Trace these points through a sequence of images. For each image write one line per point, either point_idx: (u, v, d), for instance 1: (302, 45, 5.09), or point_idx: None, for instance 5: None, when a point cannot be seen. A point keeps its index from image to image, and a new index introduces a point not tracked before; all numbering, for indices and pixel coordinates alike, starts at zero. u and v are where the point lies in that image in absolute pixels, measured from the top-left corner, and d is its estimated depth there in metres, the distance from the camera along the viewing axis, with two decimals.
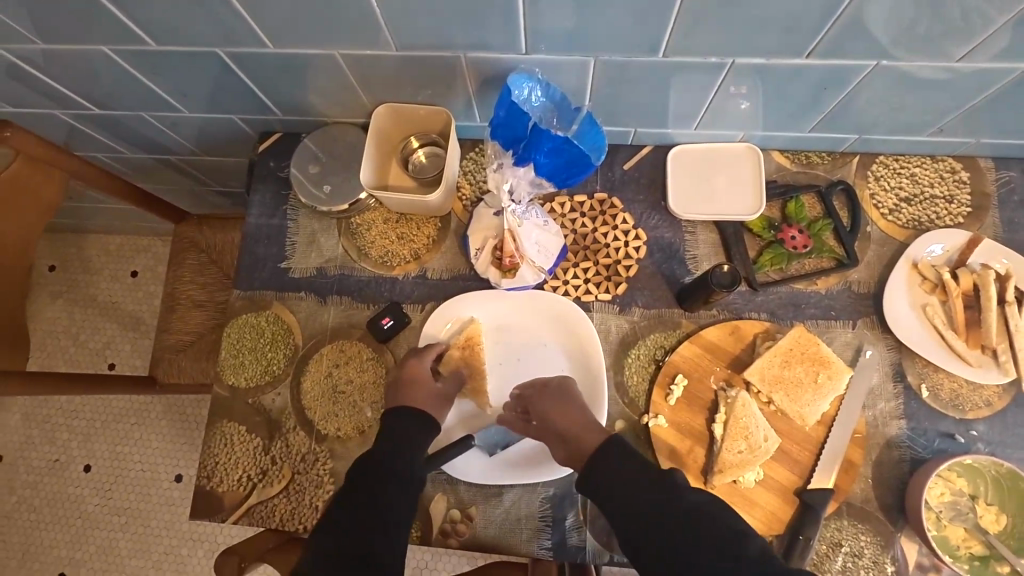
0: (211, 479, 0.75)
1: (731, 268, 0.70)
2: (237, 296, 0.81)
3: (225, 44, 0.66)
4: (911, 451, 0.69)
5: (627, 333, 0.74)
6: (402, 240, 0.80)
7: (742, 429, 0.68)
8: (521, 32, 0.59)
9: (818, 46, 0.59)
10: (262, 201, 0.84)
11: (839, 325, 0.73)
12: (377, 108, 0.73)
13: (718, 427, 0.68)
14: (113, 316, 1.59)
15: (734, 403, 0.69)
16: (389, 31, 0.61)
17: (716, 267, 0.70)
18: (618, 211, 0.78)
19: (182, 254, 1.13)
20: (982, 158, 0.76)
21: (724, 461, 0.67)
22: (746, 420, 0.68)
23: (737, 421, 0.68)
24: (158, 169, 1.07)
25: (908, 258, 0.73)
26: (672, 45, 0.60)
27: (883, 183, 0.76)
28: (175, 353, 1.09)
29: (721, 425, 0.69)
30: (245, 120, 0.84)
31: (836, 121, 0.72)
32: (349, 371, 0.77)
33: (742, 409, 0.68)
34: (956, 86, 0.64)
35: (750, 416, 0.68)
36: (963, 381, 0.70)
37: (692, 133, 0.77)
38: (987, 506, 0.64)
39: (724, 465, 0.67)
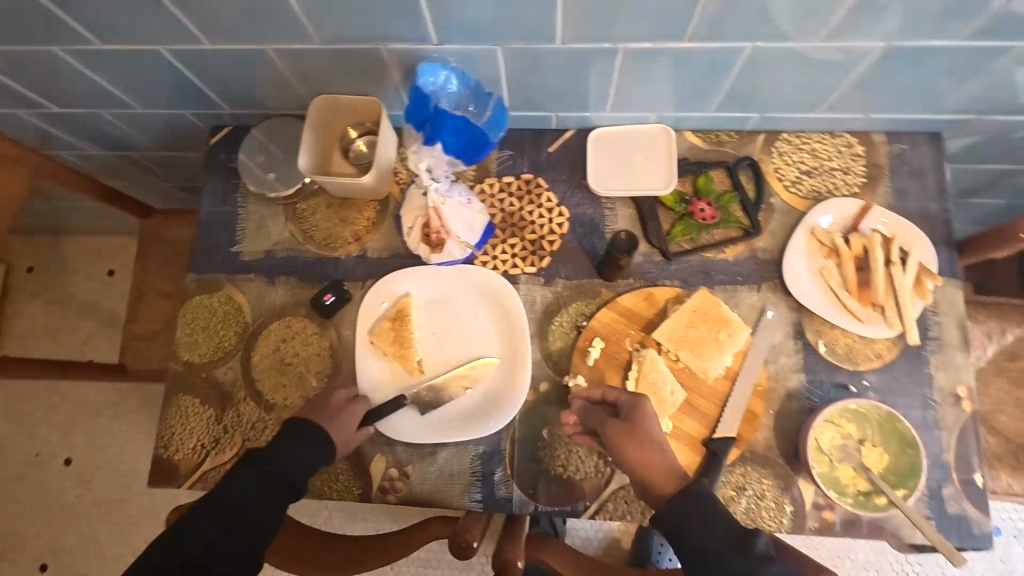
0: (167, 449, 0.80)
1: (629, 235, 0.76)
2: (191, 279, 0.86)
3: (166, 42, 0.72)
4: (810, 401, 0.75)
5: (551, 302, 0.80)
6: (344, 223, 0.86)
7: (650, 383, 0.74)
8: (429, 26, 0.65)
9: (697, 32, 0.65)
10: (213, 190, 0.89)
11: (745, 288, 0.79)
12: (314, 99, 0.78)
13: (630, 384, 0.75)
14: (91, 314, 1.64)
15: (643, 361, 0.75)
16: (309, 25, 0.67)
17: (620, 237, 0.76)
18: (543, 190, 0.84)
19: (148, 248, 1.19)
20: (875, 133, 0.82)
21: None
22: (655, 375, 0.74)
23: (646, 378, 0.74)
24: (122, 166, 1.12)
25: (806, 225, 0.79)
26: (566, 33, 0.65)
27: (786, 158, 0.83)
28: (144, 341, 1.15)
29: (632, 381, 0.75)
30: (196, 114, 0.89)
31: (735, 101, 0.78)
32: (295, 345, 0.82)
33: (651, 366, 0.74)
34: (834, 66, 0.70)
35: (657, 372, 0.74)
36: (857, 337, 0.76)
37: (608, 116, 0.83)
38: (873, 447, 0.70)
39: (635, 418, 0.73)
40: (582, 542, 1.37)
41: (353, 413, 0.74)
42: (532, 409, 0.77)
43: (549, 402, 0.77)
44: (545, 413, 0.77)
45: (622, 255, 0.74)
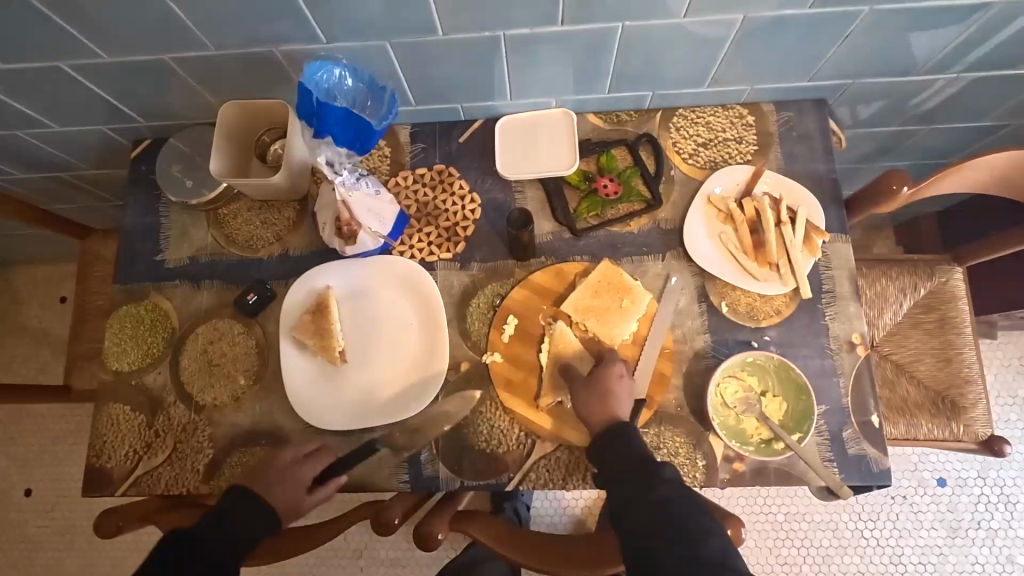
0: (100, 457, 0.81)
1: (523, 210, 0.78)
2: (117, 290, 0.88)
3: (67, 58, 0.74)
4: (716, 359, 0.78)
5: (467, 285, 0.83)
6: (265, 224, 0.88)
7: (562, 355, 0.78)
8: (314, 24, 0.68)
9: (566, 14, 0.69)
10: (136, 202, 0.91)
11: (651, 258, 0.82)
12: (223, 106, 0.81)
13: (544, 356, 0.78)
14: (45, 342, 1.63)
15: (555, 334, 0.78)
16: (201, 32, 0.70)
17: (517, 211, 0.78)
18: (455, 179, 0.87)
19: (89, 268, 1.20)
20: (764, 103, 0.87)
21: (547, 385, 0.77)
22: (565, 346, 0.78)
23: (558, 349, 0.78)
24: (55, 189, 1.13)
25: (703, 194, 0.83)
26: (445, 24, 0.69)
27: (683, 132, 0.87)
28: (88, 361, 1.15)
29: (546, 353, 0.78)
30: (114, 130, 0.91)
31: (624, 80, 0.82)
32: (222, 345, 0.84)
33: (563, 338, 0.78)
34: (705, 40, 0.75)
35: (569, 344, 0.78)
36: (756, 295, 0.80)
37: (511, 103, 0.86)
38: (773, 397, 0.74)
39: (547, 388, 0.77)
40: (548, 528, 1.39)
41: (300, 477, 0.74)
42: (454, 388, 0.80)
43: (470, 380, 0.80)
44: (466, 391, 0.79)
45: (519, 232, 0.76)
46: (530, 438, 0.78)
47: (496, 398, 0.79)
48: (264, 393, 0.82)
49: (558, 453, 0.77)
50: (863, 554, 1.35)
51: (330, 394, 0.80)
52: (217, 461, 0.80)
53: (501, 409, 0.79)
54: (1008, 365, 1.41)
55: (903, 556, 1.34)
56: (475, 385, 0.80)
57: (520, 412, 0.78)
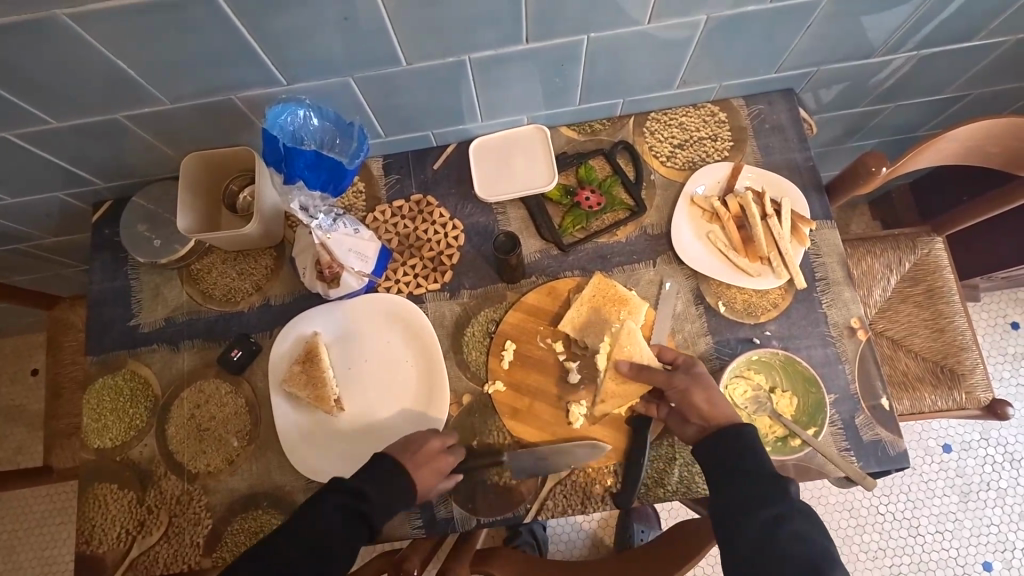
0: (91, 543, 0.76)
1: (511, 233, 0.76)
2: (91, 362, 0.83)
3: (11, 127, 0.70)
4: (720, 361, 0.77)
5: (460, 315, 0.81)
6: (242, 275, 0.85)
7: (625, 356, 0.74)
8: (271, 68, 0.66)
9: (530, 31, 0.68)
10: (102, 267, 0.87)
11: (642, 265, 0.81)
12: (184, 159, 0.78)
13: (603, 356, 0.75)
14: (20, 419, 1.55)
15: (620, 333, 0.75)
16: (154, 87, 0.67)
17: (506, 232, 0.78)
18: (434, 207, 0.85)
19: (59, 338, 1.14)
20: (734, 99, 0.87)
21: (605, 391, 0.74)
22: (631, 347, 0.74)
23: (620, 348, 0.74)
24: (14, 260, 1.08)
25: (686, 195, 0.82)
26: (408, 54, 0.67)
27: (658, 135, 0.86)
28: (66, 438, 1.09)
29: (605, 354, 0.75)
30: (72, 195, 0.87)
31: (594, 91, 0.81)
32: (210, 408, 0.80)
33: (636, 336, 0.74)
34: (674, 43, 0.74)
35: (638, 345, 0.74)
36: (752, 291, 0.79)
37: (483, 124, 0.85)
38: (782, 393, 0.73)
39: (605, 395, 0.74)
40: (566, 546, 1.36)
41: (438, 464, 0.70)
42: (459, 422, 0.77)
43: (474, 413, 0.77)
44: (472, 423, 0.77)
45: (508, 256, 0.74)
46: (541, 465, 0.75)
47: (504, 428, 0.76)
48: (260, 451, 0.78)
49: (613, 466, 0.74)
50: (881, 530, 1.35)
51: (331, 446, 0.76)
52: (218, 530, 0.76)
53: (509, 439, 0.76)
54: (994, 325, 1.44)
55: (920, 527, 1.34)
56: (480, 416, 0.77)
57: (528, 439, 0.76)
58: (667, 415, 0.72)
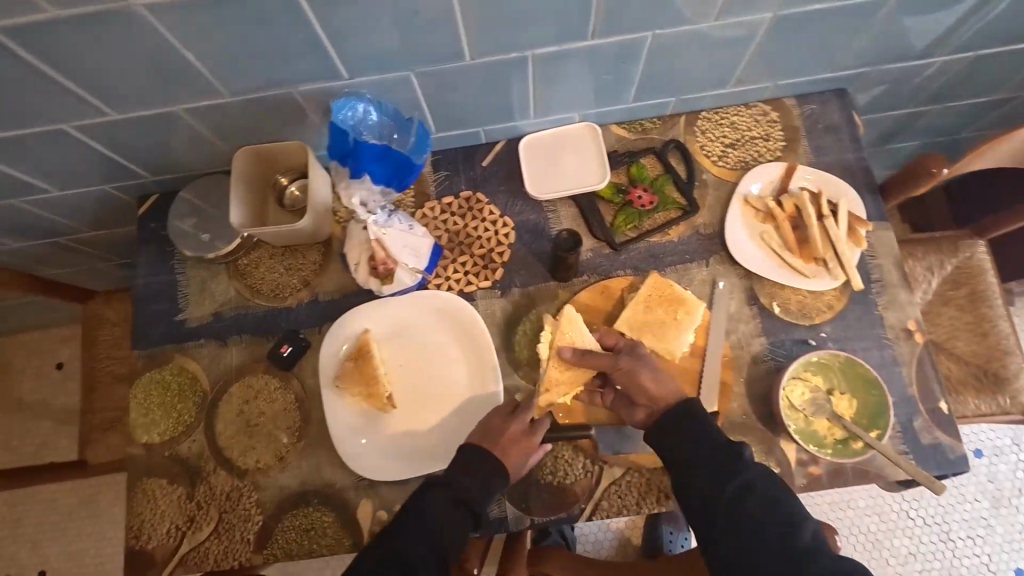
0: (140, 538, 0.76)
1: (573, 233, 0.75)
2: (139, 356, 0.83)
3: (68, 119, 0.70)
4: (774, 362, 0.76)
5: (511, 313, 0.80)
6: (290, 270, 0.84)
7: (567, 343, 0.75)
8: (337, 63, 0.65)
9: (594, 29, 0.67)
10: (148, 261, 0.86)
11: (695, 265, 0.81)
12: (236, 153, 0.76)
13: (544, 347, 0.76)
14: (46, 413, 1.54)
15: (561, 321, 0.76)
16: (217, 79, 0.66)
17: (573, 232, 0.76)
18: (484, 204, 0.85)
19: (94, 333, 1.14)
20: (786, 98, 0.87)
21: (549, 380, 0.75)
22: (572, 333, 0.75)
23: (561, 336, 0.75)
24: (52, 253, 1.07)
25: (739, 195, 0.82)
26: (472, 48, 0.66)
27: (709, 135, 0.86)
28: (103, 432, 1.09)
29: (547, 344, 0.76)
30: (118, 188, 0.87)
31: (650, 88, 0.80)
32: (259, 403, 0.80)
33: (574, 319, 0.75)
34: (733, 42, 0.74)
35: (578, 329, 0.75)
36: (807, 292, 0.79)
37: (534, 122, 0.84)
38: (841, 395, 0.72)
39: (550, 383, 0.75)
40: (594, 546, 1.35)
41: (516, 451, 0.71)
42: None
43: None
44: None
45: (570, 254, 0.73)
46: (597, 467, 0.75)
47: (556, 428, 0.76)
48: (310, 448, 0.78)
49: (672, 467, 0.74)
50: (912, 535, 1.34)
51: (385, 442, 0.76)
52: (268, 527, 0.75)
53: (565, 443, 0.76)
54: None
55: (952, 532, 1.34)
56: None
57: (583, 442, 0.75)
58: (613, 399, 0.74)
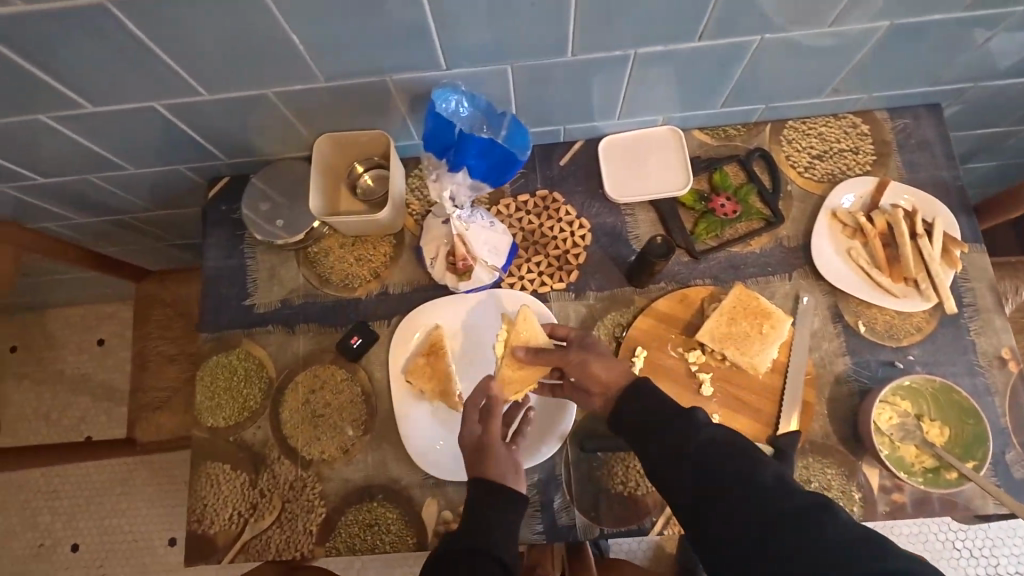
0: (202, 522, 0.75)
1: (665, 239, 0.74)
2: (206, 339, 0.82)
3: (161, 96, 0.69)
4: (859, 384, 0.74)
5: (585, 316, 0.78)
6: (360, 262, 0.83)
7: (521, 342, 0.74)
8: (437, 50, 0.65)
9: (705, 27, 0.66)
10: (218, 244, 0.86)
11: (777, 278, 0.78)
12: (318, 139, 0.77)
13: (500, 346, 0.76)
14: (84, 389, 1.51)
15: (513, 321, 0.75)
16: (316, 63, 0.66)
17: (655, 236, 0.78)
18: (560, 204, 0.83)
19: (147, 311, 1.11)
20: (877, 111, 0.84)
21: (504, 379, 0.73)
22: (527, 332, 0.74)
23: (515, 335, 0.74)
24: (113, 231, 1.07)
25: (827, 209, 0.79)
26: (577, 44, 0.66)
27: (796, 145, 0.83)
28: (153, 412, 1.06)
29: (502, 344, 0.76)
30: (192, 169, 0.86)
31: (742, 94, 0.78)
32: (326, 394, 0.78)
33: (529, 320, 0.74)
34: (841, 49, 0.71)
35: (533, 328, 0.74)
36: (895, 313, 0.76)
37: (616, 123, 0.82)
38: (932, 422, 0.70)
39: (504, 383, 0.73)
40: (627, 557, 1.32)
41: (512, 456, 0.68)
42: (582, 427, 0.75)
43: (599, 419, 0.75)
44: (597, 428, 0.75)
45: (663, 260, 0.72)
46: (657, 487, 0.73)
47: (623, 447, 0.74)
48: (376, 443, 0.76)
49: None
50: (958, 566, 1.30)
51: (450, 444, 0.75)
52: (332, 520, 0.74)
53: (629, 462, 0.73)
54: None
55: (1000, 566, 1.29)
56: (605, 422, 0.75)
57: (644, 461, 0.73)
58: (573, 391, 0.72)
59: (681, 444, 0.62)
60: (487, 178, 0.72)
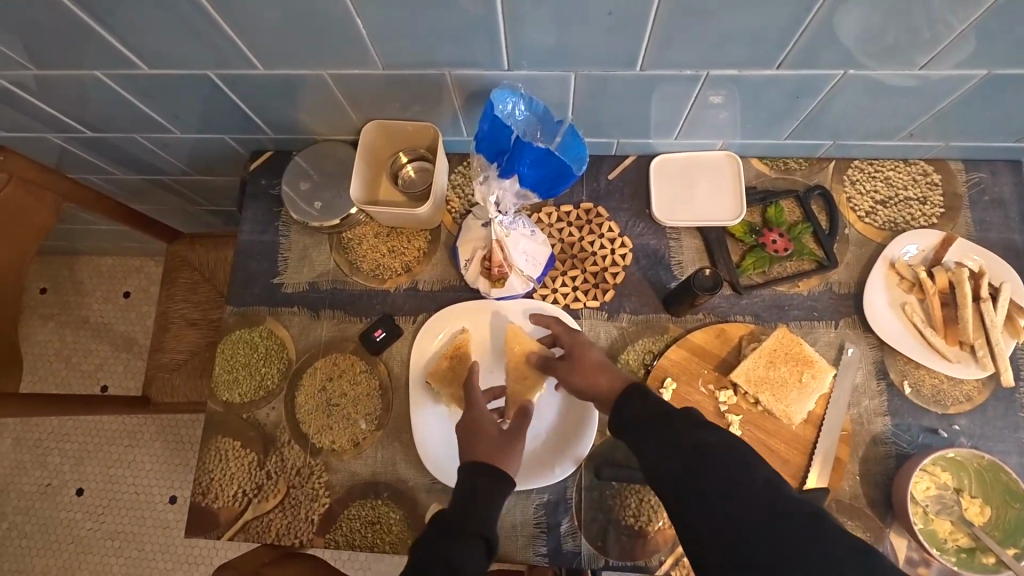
0: (206, 495, 0.75)
1: (714, 273, 0.71)
2: (230, 312, 0.81)
3: (217, 67, 0.69)
4: (896, 447, 0.70)
5: (615, 339, 0.76)
6: (393, 253, 0.81)
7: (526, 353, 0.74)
8: (502, 49, 0.63)
9: (788, 56, 0.62)
10: (254, 218, 0.85)
11: (822, 324, 0.75)
12: (367, 124, 0.75)
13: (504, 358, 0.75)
14: (105, 337, 1.54)
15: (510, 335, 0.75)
16: (376, 49, 0.64)
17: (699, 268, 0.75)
18: (604, 220, 0.80)
19: (174, 274, 1.10)
20: (952, 161, 0.79)
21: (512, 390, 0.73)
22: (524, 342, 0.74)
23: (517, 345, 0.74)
24: (152, 189, 1.08)
25: (885, 258, 0.75)
26: (648, 59, 0.63)
27: (859, 186, 0.79)
28: (168, 372, 1.06)
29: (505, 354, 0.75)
30: (236, 140, 0.86)
31: (811, 128, 0.74)
32: (342, 384, 0.77)
33: (519, 330, 0.75)
34: (926, 93, 0.67)
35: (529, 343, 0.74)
36: (944, 377, 0.72)
37: (672, 142, 0.79)
38: (972, 499, 0.65)
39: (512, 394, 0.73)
40: None
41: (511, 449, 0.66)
42: (599, 453, 0.73)
43: (618, 447, 0.73)
44: (615, 457, 0.73)
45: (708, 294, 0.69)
46: (653, 517, 0.70)
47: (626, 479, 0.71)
48: (387, 439, 0.75)
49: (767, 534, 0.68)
50: None
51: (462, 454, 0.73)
52: (334, 512, 0.73)
53: (627, 491, 0.71)
54: None
55: None
56: (625, 451, 0.73)
57: (642, 490, 0.71)
58: None
59: (710, 468, 0.55)
60: (536, 189, 0.70)
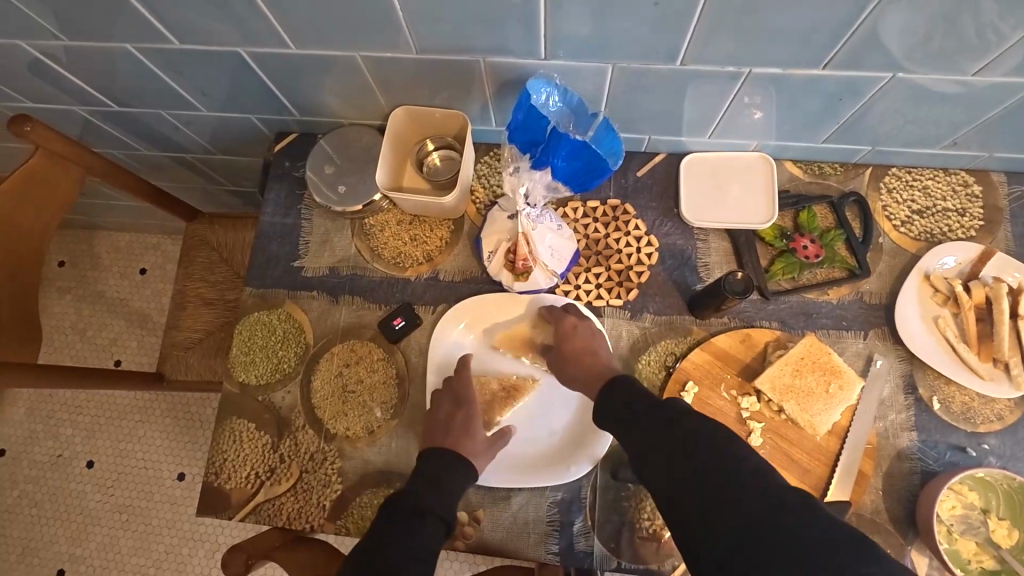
0: (219, 476, 0.74)
1: (745, 276, 0.69)
2: (249, 294, 0.81)
3: (247, 43, 0.68)
4: (922, 463, 0.68)
5: (638, 339, 0.74)
6: (415, 242, 0.81)
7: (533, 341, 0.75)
8: (540, 38, 0.61)
9: (835, 57, 0.60)
10: (277, 200, 0.84)
11: (851, 335, 0.73)
12: (395, 110, 0.75)
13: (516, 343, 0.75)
14: (121, 313, 1.54)
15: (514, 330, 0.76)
16: (410, 32, 0.63)
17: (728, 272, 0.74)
18: (630, 217, 0.79)
19: (192, 253, 1.10)
20: (994, 172, 0.77)
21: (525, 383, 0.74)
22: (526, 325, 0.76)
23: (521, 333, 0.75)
24: (175, 167, 1.08)
25: (920, 269, 0.73)
26: (690, 54, 0.61)
27: (896, 195, 0.77)
28: (183, 350, 1.06)
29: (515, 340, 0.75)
30: (262, 120, 0.85)
31: (848, 133, 0.72)
32: (359, 370, 0.77)
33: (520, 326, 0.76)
34: (971, 101, 0.65)
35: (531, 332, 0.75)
36: (975, 395, 0.70)
37: (705, 142, 0.77)
38: (1000, 521, 0.64)
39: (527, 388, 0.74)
40: None
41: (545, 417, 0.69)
42: (616, 454, 0.72)
43: None
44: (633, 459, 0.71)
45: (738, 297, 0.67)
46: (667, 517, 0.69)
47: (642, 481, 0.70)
48: (402, 429, 0.75)
49: None
50: None
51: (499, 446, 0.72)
52: (346, 499, 0.73)
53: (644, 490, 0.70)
54: None
55: None
56: None
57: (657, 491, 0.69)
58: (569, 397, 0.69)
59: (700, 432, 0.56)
60: (568, 182, 0.70)
